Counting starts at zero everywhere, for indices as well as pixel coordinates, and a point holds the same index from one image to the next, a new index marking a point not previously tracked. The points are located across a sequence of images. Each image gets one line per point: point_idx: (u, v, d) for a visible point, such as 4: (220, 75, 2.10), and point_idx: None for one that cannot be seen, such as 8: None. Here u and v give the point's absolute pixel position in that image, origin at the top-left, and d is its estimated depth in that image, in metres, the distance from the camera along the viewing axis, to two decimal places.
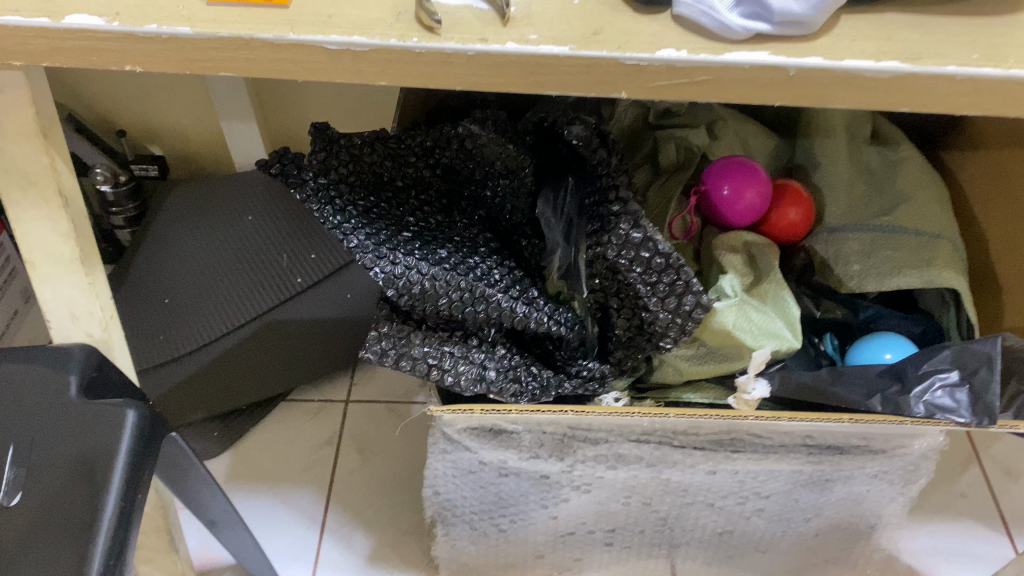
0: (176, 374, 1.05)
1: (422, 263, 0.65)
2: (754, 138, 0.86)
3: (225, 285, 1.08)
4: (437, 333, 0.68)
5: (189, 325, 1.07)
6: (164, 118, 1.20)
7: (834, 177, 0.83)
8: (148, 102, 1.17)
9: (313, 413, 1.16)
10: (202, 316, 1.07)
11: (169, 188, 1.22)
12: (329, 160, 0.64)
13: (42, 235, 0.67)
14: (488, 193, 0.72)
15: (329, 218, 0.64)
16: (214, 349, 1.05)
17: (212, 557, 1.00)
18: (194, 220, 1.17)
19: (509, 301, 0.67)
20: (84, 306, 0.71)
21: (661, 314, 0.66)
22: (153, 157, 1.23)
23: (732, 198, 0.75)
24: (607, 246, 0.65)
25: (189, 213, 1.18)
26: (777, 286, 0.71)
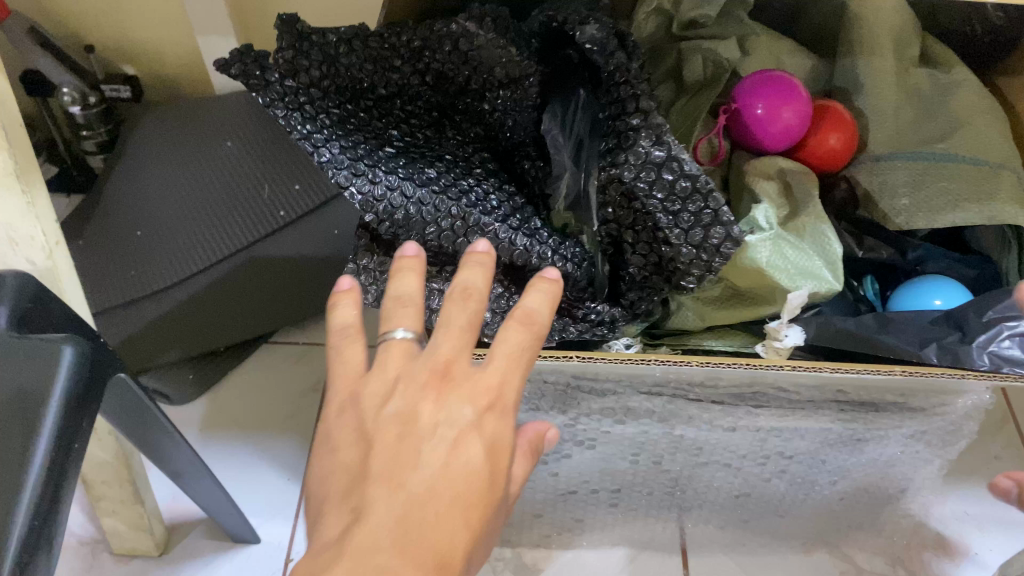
0: (150, 312, 0.97)
1: (406, 183, 0.56)
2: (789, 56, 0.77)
3: (205, 218, 1.01)
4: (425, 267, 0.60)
5: (164, 260, 0.99)
6: (136, 33, 1.09)
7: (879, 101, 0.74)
8: (117, 15, 1.07)
9: (297, 356, 1.08)
10: (180, 250, 1.00)
11: (146, 114, 1.12)
12: (298, 60, 0.55)
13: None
14: (486, 106, 0.62)
15: (297, 126, 0.55)
16: (193, 287, 0.98)
17: (183, 510, 0.93)
18: (173, 146, 1.08)
19: (508, 232, 0.58)
20: (24, 229, 0.61)
21: (683, 249, 0.56)
22: (126, 77, 1.12)
23: (767, 118, 0.65)
24: (624, 166, 0.55)
25: (167, 137, 1.09)
26: (817, 219, 0.62)
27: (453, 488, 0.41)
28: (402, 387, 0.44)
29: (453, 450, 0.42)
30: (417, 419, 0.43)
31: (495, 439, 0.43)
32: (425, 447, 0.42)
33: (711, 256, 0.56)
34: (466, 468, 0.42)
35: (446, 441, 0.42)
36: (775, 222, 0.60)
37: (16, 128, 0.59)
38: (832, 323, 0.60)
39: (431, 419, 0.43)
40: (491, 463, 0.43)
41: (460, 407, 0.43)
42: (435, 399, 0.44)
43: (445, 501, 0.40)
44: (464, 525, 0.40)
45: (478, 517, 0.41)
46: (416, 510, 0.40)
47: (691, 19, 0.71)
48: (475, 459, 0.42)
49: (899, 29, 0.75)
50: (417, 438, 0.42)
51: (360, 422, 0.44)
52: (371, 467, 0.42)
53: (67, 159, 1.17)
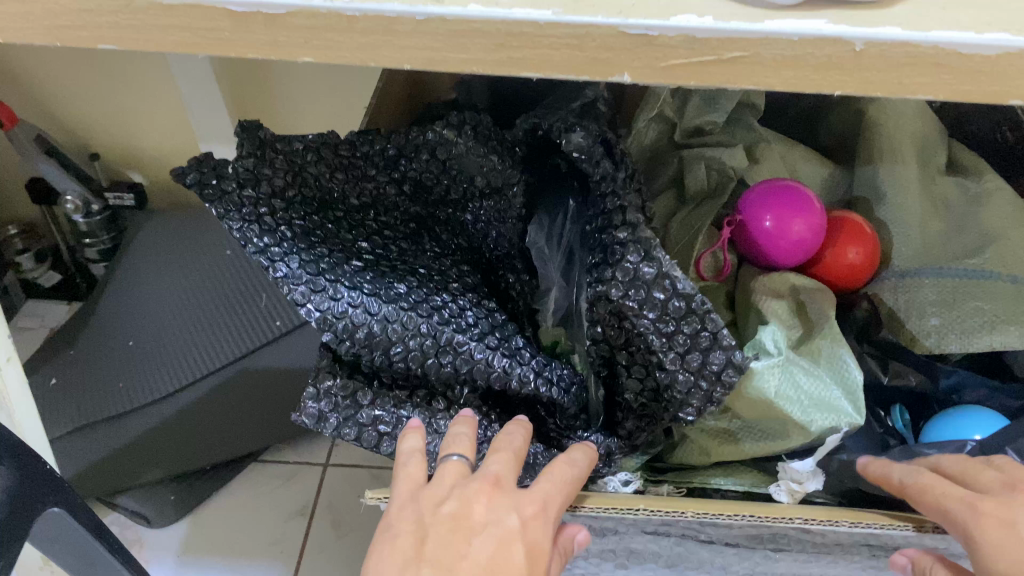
0: (136, 427, 0.92)
1: (371, 300, 0.49)
2: (804, 165, 0.73)
3: (194, 332, 0.98)
4: (393, 393, 0.53)
5: (151, 376, 0.95)
6: (145, 140, 1.08)
7: (903, 213, 0.69)
8: (125, 123, 1.06)
9: (286, 477, 1.01)
10: (168, 363, 0.95)
11: (148, 224, 1.09)
12: (260, 168, 0.49)
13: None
14: (469, 217, 0.58)
15: (253, 239, 0.48)
16: (173, 406, 0.93)
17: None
18: (167, 265, 1.05)
19: (485, 351, 0.52)
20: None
21: (679, 375, 0.50)
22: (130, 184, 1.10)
23: (777, 231, 0.60)
24: (611, 284, 0.49)
25: (165, 245, 1.07)
26: (833, 342, 0.55)
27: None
28: (457, 490, 0.44)
29: (498, 548, 0.41)
30: (468, 516, 0.42)
31: (537, 548, 0.42)
32: (473, 542, 0.41)
33: (712, 385, 0.49)
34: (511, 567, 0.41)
35: (492, 539, 0.41)
36: (785, 346, 0.53)
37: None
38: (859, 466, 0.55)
39: (481, 516, 0.42)
40: (531, 568, 0.42)
41: (507, 512, 0.43)
42: (487, 502, 0.43)
43: None
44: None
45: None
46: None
47: (695, 127, 0.67)
48: (520, 560, 0.41)
49: (921, 135, 0.71)
50: (469, 529, 0.42)
51: (417, 516, 0.43)
52: (425, 555, 0.41)
53: (70, 266, 1.16)
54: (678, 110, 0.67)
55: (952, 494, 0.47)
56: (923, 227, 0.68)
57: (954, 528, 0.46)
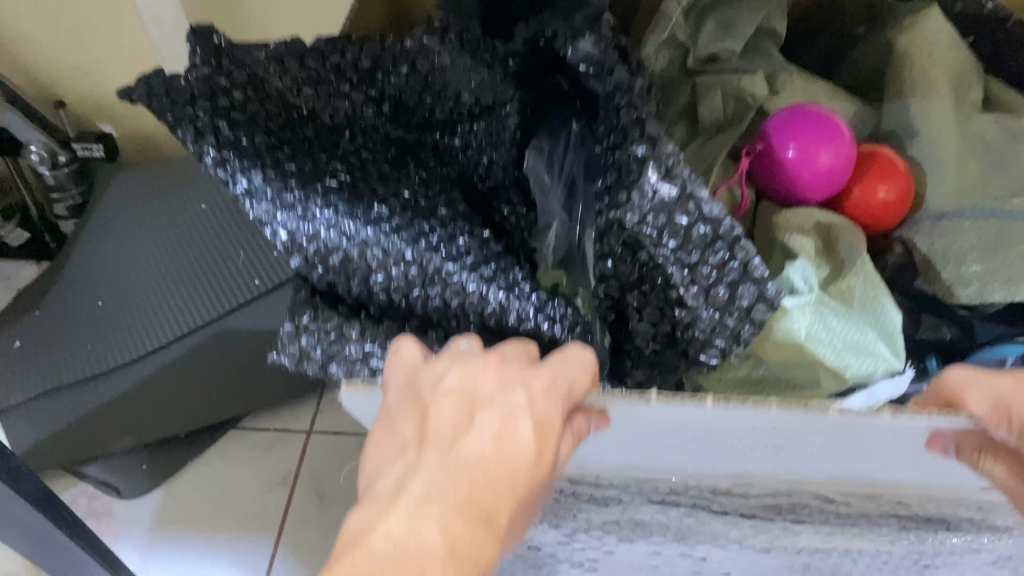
0: (99, 394, 0.83)
1: (347, 219, 0.44)
2: (828, 100, 0.66)
3: (164, 290, 0.88)
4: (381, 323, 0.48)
5: (119, 338, 0.86)
6: (115, 89, 1.00)
7: (938, 152, 0.62)
8: (90, 68, 0.97)
9: (267, 446, 0.95)
10: (137, 324, 0.86)
11: (119, 177, 1.00)
12: (216, 77, 0.44)
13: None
14: (458, 141, 0.49)
15: (211, 152, 0.43)
16: (144, 371, 0.84)
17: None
18: (144, 224, 0.95)
19: (478, 282, 0.45)
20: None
21: (702, 312, 0.43)
22: (98, 135, 1.02)
23: (800, 162, 0.54)
24: (624, 208, 0.42)
25: (139, 199, 0.97)
26: (865, 280, 0.49)
27: (504, 450, 0.34)
28: (457, 364, 0.37)
29: (499, 428, 0.34)
30: (470, 394, 0.36)
31: (550, 427, 0.35)
32: (474, 423, 0.34)
33: (739, 322, 0.42)
34: (516, 454, 0.34)
35: (495, 417, 0.34)
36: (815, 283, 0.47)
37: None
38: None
39: (485, 393, 0.36)
40: (539, 448, 0.35)
41: (512, 387, 0.35)
42: (493, 377, 0.36)
43: (484, 484, 0.33)
44: (510, 492, 0.33)
45: (526, 496, 0.34)
46: (466, 472, 0.33)
47: (712, 53, 0.60)
48: (524, 441, 0.34)
49: (958, 70, 0.64)
50: (472, 402, 0.36)
51: (416, 399, 0.37)
52: (426, 433, 0.35)
53: (41, 225, 1.07)
54: (692, 35, 0.59)
55: (1003, 386, 0.39)
56: (960, 168, 0.62)
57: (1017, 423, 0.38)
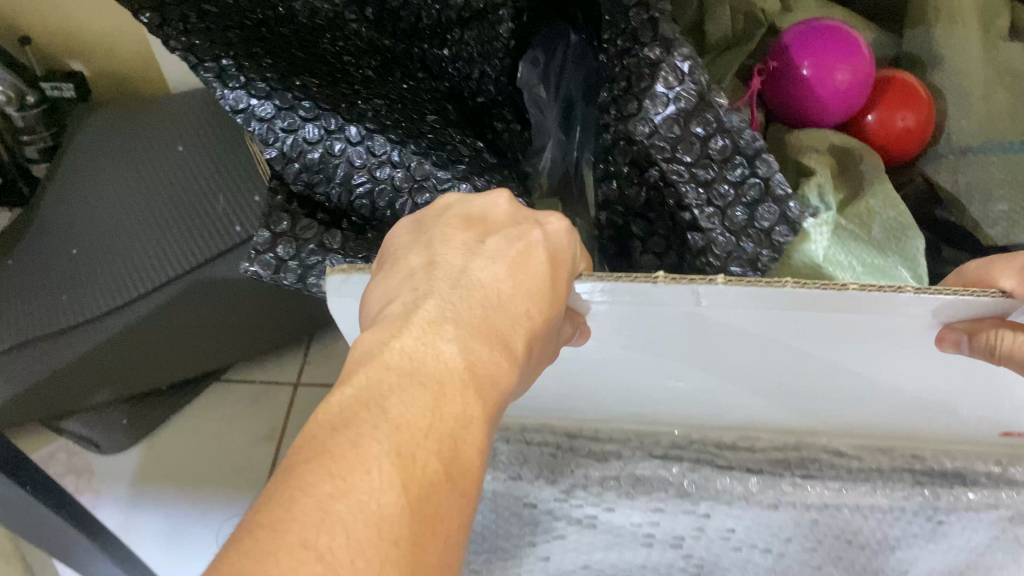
0: (74, 347, 0.74)
1: (329, 111, 0.39)
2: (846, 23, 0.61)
3: (140, 231, 0.78)
4: (363, 238, 0.40)
5: (91, 288, 0.76)
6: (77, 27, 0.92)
7: (966, 78, 0.57)
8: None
9: (252, 400, 0.91)
10: (112, 272, 0.77)
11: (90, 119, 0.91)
12: None
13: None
14: (446, 52, 0.46)
15: (176, 39, 0.38)
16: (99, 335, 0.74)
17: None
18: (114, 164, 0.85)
19: (478, 198, 0.39)
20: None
21: (716, 239, 0.38)
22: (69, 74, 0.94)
23: (815, 80, 0.49)
24: (637, 117, 0.37)
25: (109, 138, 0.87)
26: (886, 202, 0.45)
27: (521, 274, 0.31)
28: (463, 201, 0.35)
29: (514, 261, 0.32)
30: (478, 227, 0.34)
31: (564, 263, 0.33)
32: (485, 254, 0.32)
33: (759, 247, 0.38)
34: (532, 285, 0.32)
35: (507, 250, 0.32)
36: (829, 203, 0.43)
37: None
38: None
39: (495, 228, 0.34)
40: (555, 282, 0.32)
41: (523, 226, 0.33)
42: (501, 212, 0.34)
43: (504, 312, 0.30)
44: (526, 315, 0.31)
45: (544, 327, 0.31)
46: (482, 293, 0.31)
47: None
48: (540, 274, 0.32)
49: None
50: (485, 232, 0.33)
51: (416, 230, 0.34)
52: (434, 264, 0.32)
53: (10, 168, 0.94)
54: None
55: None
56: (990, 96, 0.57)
57: None
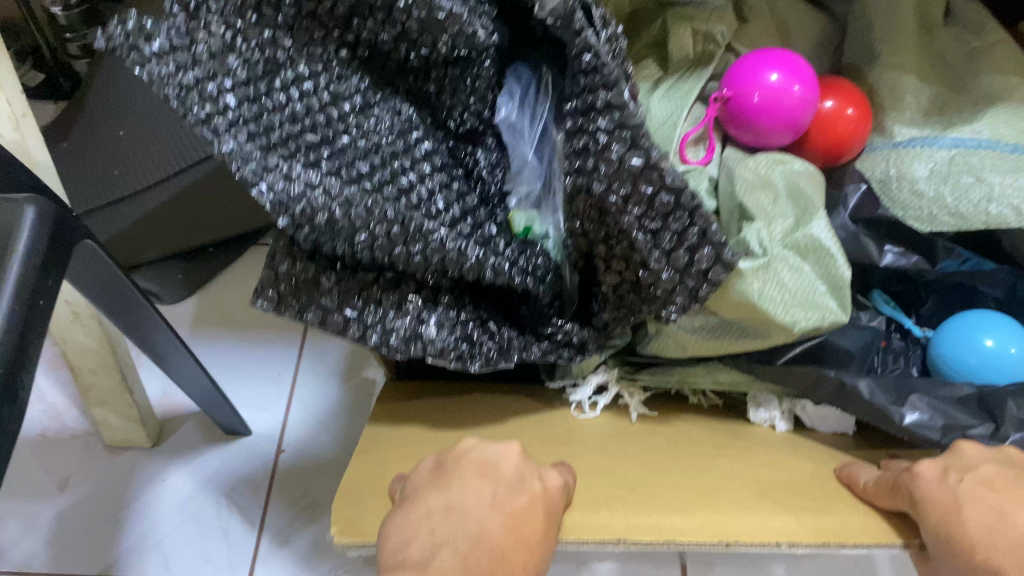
0: (127, 215, 0.80)
1: (329, 178, 0.47)
2: (793, 14, 0.67)
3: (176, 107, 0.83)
4: (356, 277, 0.49)
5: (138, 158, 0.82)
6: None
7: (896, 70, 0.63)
8: None
9: None
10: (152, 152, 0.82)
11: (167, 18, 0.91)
12: (193, 32, 0.45)
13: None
14: (432, 87, 0.50)
15: (195, 109, 0.45)
16: (173, 187, 0.81)
17: (175, 406, 0.81)
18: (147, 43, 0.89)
19: (456, 240, 0.48)
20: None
21: (664, 274, 0.47)
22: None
23: (764, 108, 0.54)
24: (592, 178, 0.45)
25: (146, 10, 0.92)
26: (819, 230, 0.51)
27: (509, 508, 0.46)
28: (477, 448, 0.50)
29: (515, 507, 0.46)
30: (488, 465, 0.49)
31: (555, 510, 0.47)
32: (493, 484, 0.47)
33: (698, 282, 0.46)
34: (529, 515, 0.46)
35: (509, 488, 0.47)
36: (770, 244, 0.49)
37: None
38: (849, 385, 0.53)
39: (501, 473, 0.48)
40: (548, 526, 0.46)
41: (513, 458, 0.50)
42: (512, 465, 0.49)
43: (513, 534, 0.44)
44: (525, 528, 0.45)
45: (540, 561, 0.44)
46: (482, 535, 0.44)
47: None
48: (538, 516, 0.46)
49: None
50: (494, 480, 0.48)
51: (433, 467, 0.49)
52: (455, 493, 0.46)
53: (50, 65, 1.00)
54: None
55: (926, 496, 0.45)
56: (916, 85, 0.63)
57: (933, 538, 0.44)
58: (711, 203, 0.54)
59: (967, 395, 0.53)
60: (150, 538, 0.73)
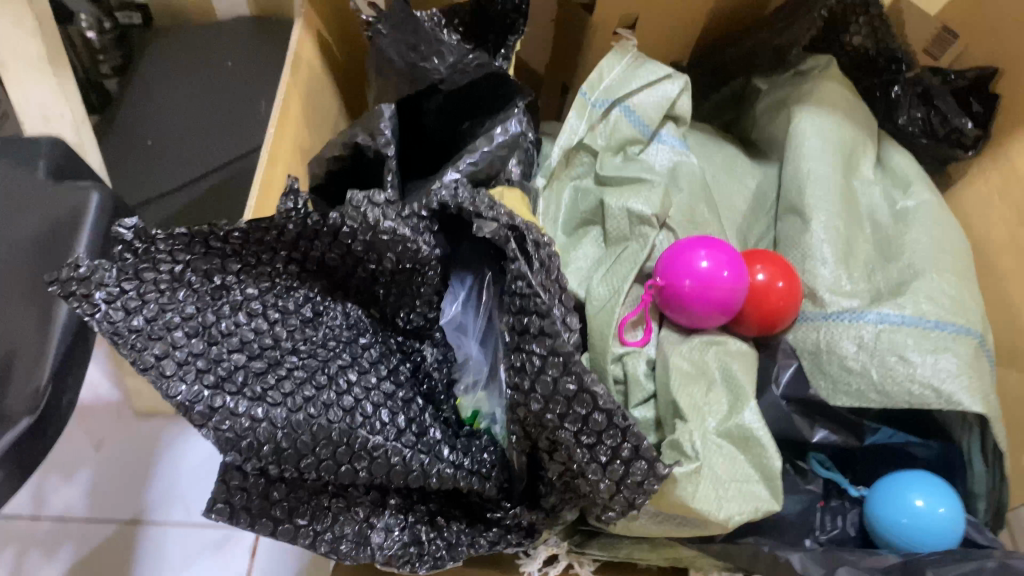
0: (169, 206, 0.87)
1: (276, 409, 0.47)
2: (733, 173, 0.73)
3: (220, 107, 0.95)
4: (305, 486, 0.50)
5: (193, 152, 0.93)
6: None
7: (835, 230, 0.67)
8: None
9: None
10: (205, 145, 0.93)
11: (170, 41, 1.01)
12: (140, 275, 0.47)
13: (6, 31, 0.65)
14: (380, 290, 0.54)
15: (144, 355, 0.45)
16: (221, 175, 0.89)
17: None
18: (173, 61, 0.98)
19: (401, 452, 0.49)
20: (57, 108, 0.71)
21: (602, 484, 0.48)
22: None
23: (696, 296, 0.57)
24: (529, 396, 0.47)
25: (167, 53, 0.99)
26: (749, 422, 0.54)
27: None
28: None
29: None
30: None
31: None
32: None
33: (633, 494, 0.48)
34: None
35: None
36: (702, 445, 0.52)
37: (44, 18, 0.67)
38: (782, 558, 0.55)
39: None
40: None
41: None
42: None
43: None
44: None
45: None
46: None
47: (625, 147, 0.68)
48: None
49: (852, 139, 0.74)
50: None
51: None
52: None
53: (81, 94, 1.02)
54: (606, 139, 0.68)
55: None
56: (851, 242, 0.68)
57: None
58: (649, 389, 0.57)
59: (892, 564, 0.55)
60: (172, 489, 0.86)
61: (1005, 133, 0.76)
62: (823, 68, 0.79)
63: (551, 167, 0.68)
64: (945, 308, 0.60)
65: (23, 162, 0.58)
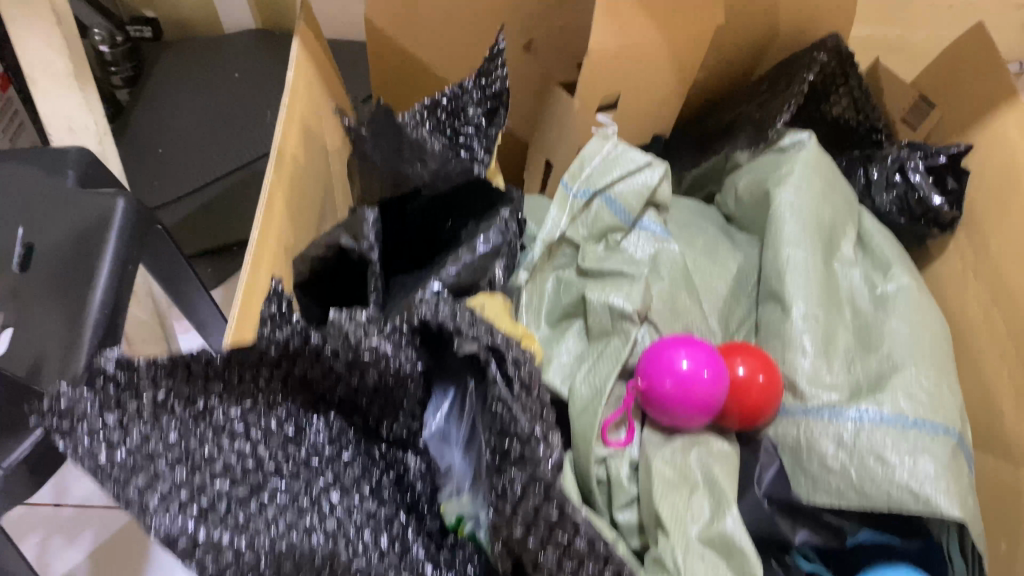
0: (185, 208, 1.07)
1: (262, 535, 0.46)
2: (714, 252, 0.75)
3: (217, 117, 1.16)
4: None
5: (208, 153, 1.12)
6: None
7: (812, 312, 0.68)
8: None
9: None
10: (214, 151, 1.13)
11: (194, 52, 1.27)
12: (124, 403, 0.46)
13: (39, 52, 0.77)
14: (363, 403, 0.54)
15: (128, 489, 0.45)
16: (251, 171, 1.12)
17: None
18: (191, 81, 1.21)
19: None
20: (80, 120, 0.82)
21: None
22: (148, 19, 1.34)
23: (679, 400, 0.57)
24: (510, 528, 0.46)
25: (182, 71, 1.23)
26: (732, 529, 0.54)
27: None
28: None
29: None
30: None
31: None
32: None
33: None
34: None
35: None
36: (684, 560, 0.52)
37: (72, 40, 0.78)
38: None
39: None
40: None
41: None
42: None
43: None
44: None
45: None
46: None
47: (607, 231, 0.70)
48: None
49: (832, 220, 0.75)
50: None
51: None
52: None
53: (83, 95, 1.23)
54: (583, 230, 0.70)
55: None
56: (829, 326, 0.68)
57: None
58: (632, 491, 0.58)
59: None
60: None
61: (977, 209, 0.76)
62: (801, 147, 0.79)
63: (533, 261, 0.69)
64: (923, 406, 0.61)
65: (55, 173, 0.70)
